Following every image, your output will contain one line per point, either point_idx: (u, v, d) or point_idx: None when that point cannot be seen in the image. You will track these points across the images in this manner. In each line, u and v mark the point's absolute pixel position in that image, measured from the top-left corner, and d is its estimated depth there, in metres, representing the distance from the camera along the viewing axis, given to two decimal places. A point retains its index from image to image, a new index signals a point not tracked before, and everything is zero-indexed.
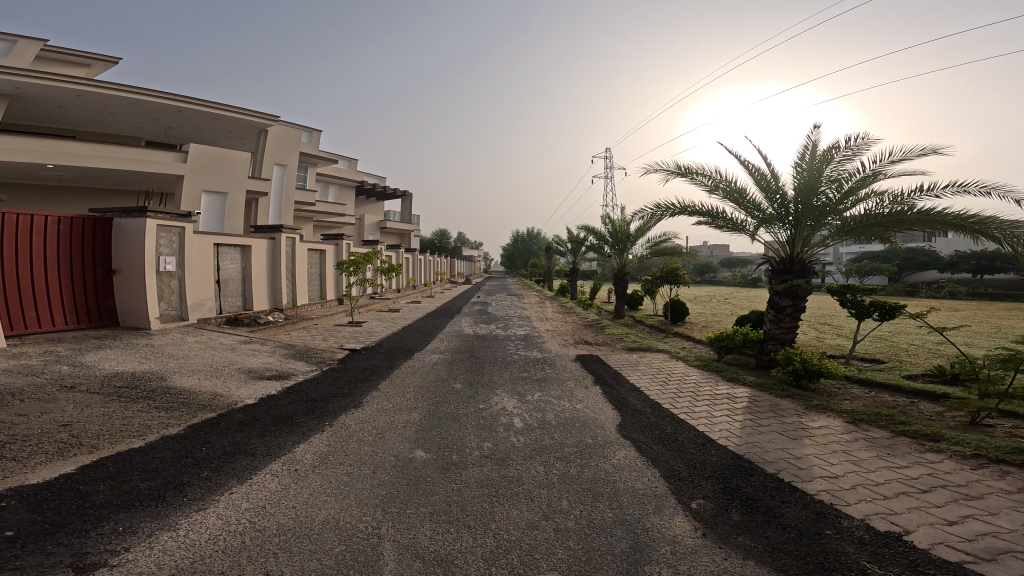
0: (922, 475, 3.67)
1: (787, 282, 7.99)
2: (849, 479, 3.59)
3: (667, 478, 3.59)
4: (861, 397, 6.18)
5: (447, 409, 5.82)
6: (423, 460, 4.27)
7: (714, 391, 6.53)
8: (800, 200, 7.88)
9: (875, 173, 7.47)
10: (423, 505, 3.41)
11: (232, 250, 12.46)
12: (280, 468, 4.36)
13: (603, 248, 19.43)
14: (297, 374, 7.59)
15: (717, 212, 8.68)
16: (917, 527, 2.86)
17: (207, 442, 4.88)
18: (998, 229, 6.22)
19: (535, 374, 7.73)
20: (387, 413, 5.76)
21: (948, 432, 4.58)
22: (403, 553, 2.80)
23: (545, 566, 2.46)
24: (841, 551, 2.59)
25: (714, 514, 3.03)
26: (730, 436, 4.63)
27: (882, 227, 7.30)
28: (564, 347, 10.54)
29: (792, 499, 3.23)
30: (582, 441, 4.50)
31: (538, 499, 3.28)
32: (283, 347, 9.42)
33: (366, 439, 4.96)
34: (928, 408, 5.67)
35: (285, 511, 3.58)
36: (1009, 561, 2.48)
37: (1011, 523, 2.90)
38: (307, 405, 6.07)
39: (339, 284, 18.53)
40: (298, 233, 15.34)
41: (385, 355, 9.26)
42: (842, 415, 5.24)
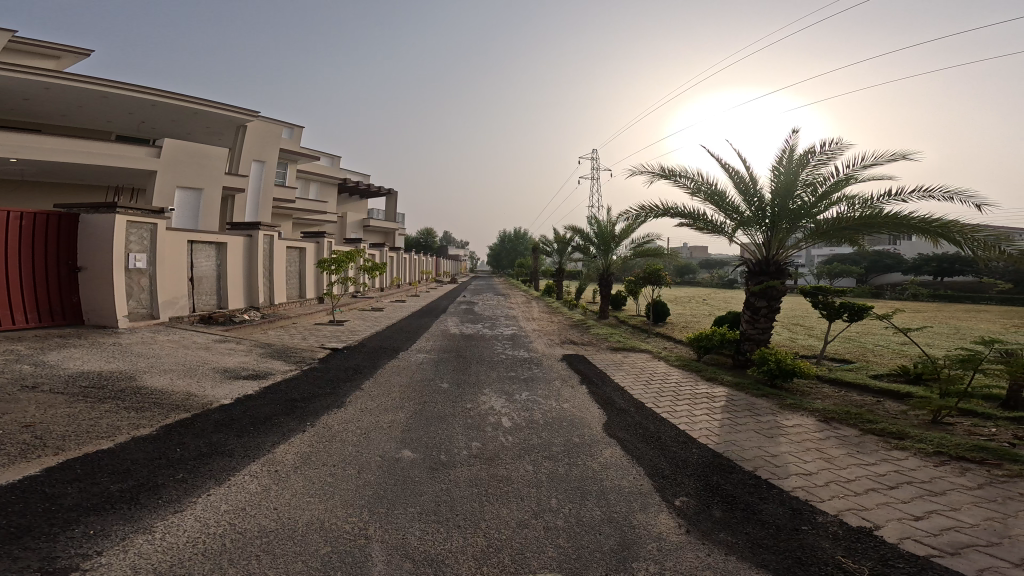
0: (890, 472, 3.90)
1: (763, 283, 8.27)
2: (822, 476, 3.79)
3: (651, 475, 3.72)
4: (832, 397, 6.49)
5: (433, 408, 5.82)
6: (411, 460, 4.28)
7: (694, 390, 6.74)
8: (776, 202, 8.14)
9: (848, 177, 7.73)
10: (412, 504, 3.43)
11: (207, 247, 12.03)
12: (261, 469, 4.31)
13: (588, 248, 19.63)
14: (275, 373, 7.44)
15: (698, 214, 8.88)
16: (886, 522, 3.05)
17: (182, 442, 4.76)
18: (959, 232, 6.51)
19: (522, 373, 7.82)
20: (373, 412, 5.74)
21: (912, 430, 4.85)
22: (392, 553, 2.83)
23: (538, 564, 2.52)
24: (817, 546, 2.74)
25: (698, 510, 3.15)
26: (711, 434, 4.79)
27: (852, 229, 7.57)
28: (550, 347, 10.61)
29: (770, 496, 3.40)
30: (569, 440, 4.59)
31: (528, 498, 3.34)
32: (260, 347, 9.19)
33: (350, 439, 4.93)
34: (893, 407, 5.99)
35: (267, 512, 3.55)
36: (971, 554, 2.68)
37: (971, 518, 3.12)
38: (287, 405, 5.97)
39: (319, 283, 18.15)
40: (277, 230, 14.83)
41: (369, 355, 9.16)
42: (815, 414, 5.50)
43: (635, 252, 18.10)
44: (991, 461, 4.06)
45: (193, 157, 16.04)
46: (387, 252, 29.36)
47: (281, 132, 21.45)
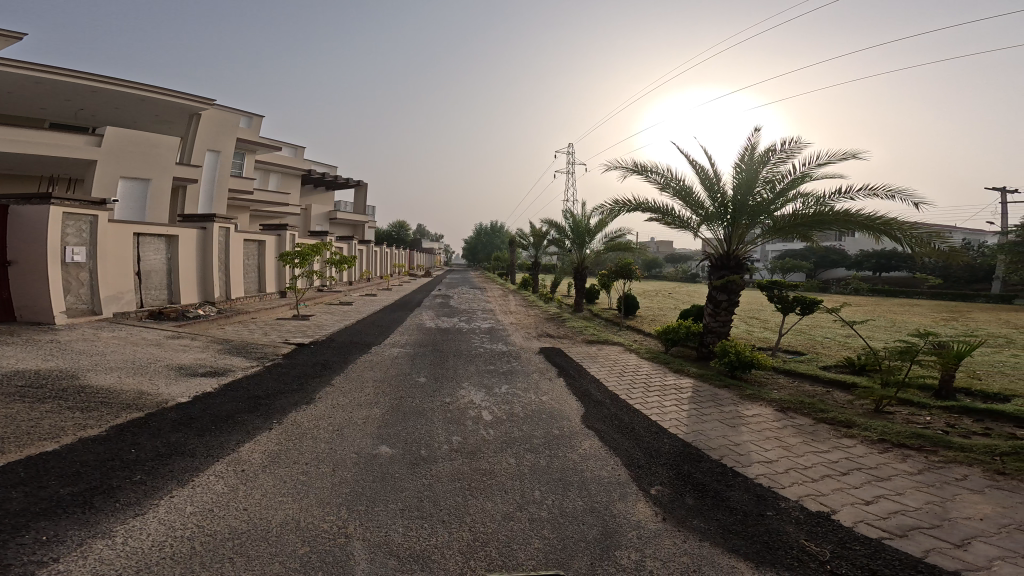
0: (841, 458, 4.19)
1: (724, 277, 8.60)
2: (782, 464, 4.04)
3: (628, 465, 3.91)
4: (786, 387, 6.89)
5: (409, 403, 5.80)
6: (389, 456, 4.28)
7: (663, 381, 7.08)
8: (737, 197, 8.46)
9: (804, 175, 8.12)
10: (393, 501, 3.47)
11: (156, 240, 11.22)
12: (226, 469, 4.18)
13: (563, 241, 19.78)
14: (236, 370, 7.12)
15: (667, 209, 9.11)
16: (841, 507, 3.28)
17: (136, 442, 4.52)
18: (900, 230, 6.99)
19: (501, 366, 7.90)
20: (346, 408, 5.66)
21: (859, 419, 5.21)
22: (375, 551, 2.87)
23: (524, 556, 2.63)
24: (782, 530, 2.92)
25: (672, 499, 3.33)
26: (680, 425, 5.05)
27: (806, 226, 7.99)
28: (528, 341, 10.71)
29: (735, 482, 3.63)
30: (549, 432, 4.72)
31: (512, 491, 3.45)
32: (217, 343, 8.73)
33: (323, 435, 4.89)
34: (841, 396, 6.37)
35: (237, 513, 3.47)
36: (916, 535, 2.90)
37: (914, 502, 3.37)
38: (251, 403, 5.75)
39: (281, 276, 17.33)
40: (234, 222, 13.83)
41: (338, 350, 8.91)
42: (773, 404, 5.85)
43: (608, 246, 18.41)
44: (927, 448, 4.39)
45: (140, 148, 14.83)
46: (356, 244, 28.37)
47: (236, 121, 20.33)
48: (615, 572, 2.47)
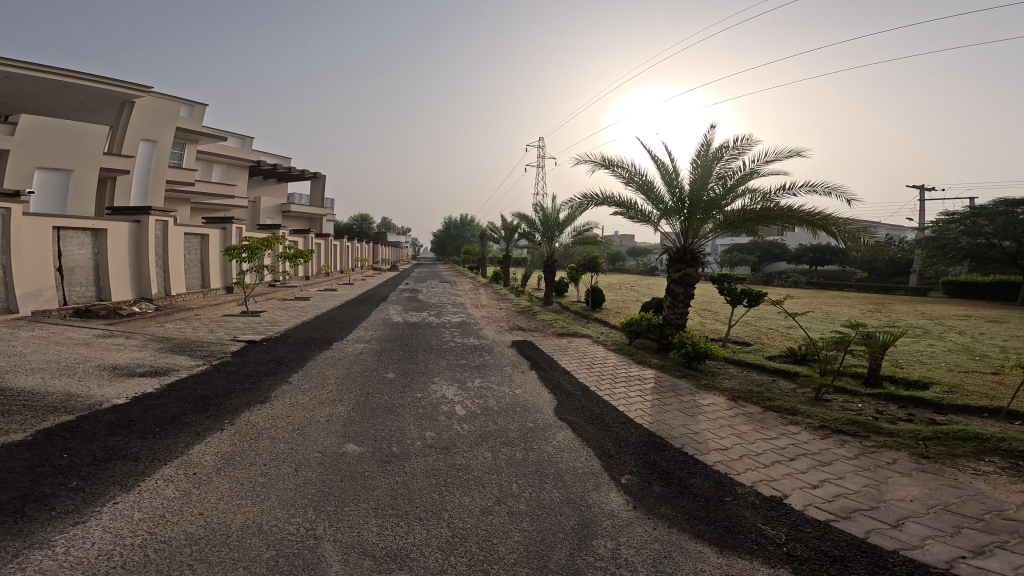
0: (788, 444, 4.32)
1: (681, 270, 8.89)
2: (737, 451, 4.20)
3: (600, 456, 4.10)
4: (737, 375, 7.24)
5: (377, 401, 5.73)
6: (357, 454, 4.31)
7: (628, 372, 7.38)
8: (692, 191, 8.74)
9: (752, 171, 8.53)
10: (365, 501, 3.49)
11: (79, 234, 10.32)
12: (175, 473, 3.96)
13: (533, 235, 19.97)
14: (179, 369, 6.64)
15: (630, 203, 9.33)
16: (792, 491, 3.39)
17: (68, 447, 4.16)
18: (835, 226, 7.55)
19: (473, 361, 7.91)
20: (305, 407, 5.52)
21: (802, 406, 5.40)
22: (348, 552, 2.86)
23: (505, 549, 2.75)
24: (739, 515, 3.04)
25: (641, 488, 3.49)
26: (645, 415, 5.30)
27: (753, 220, 8.43)
28: (500, 334, 10.76)
29: (697, 470, 3.79)
30: (524, 425, 4.86)
31: (489, 485, 3.57)
32: (157, 341, 8.12)
33: (281, 435, 4.77)
34: (785, 385, 6.66)
35: (191, 518, 3.30)
36: (860, 517, 3.01)
37: (855, 485, 3.49)
38: (198, 404, 5.46)
39: (228, 273, 16.11)
40: (173, 215, 12.89)
41: (296, 347, 8.53)
42: (725, 393, 6.10)
43: (576, 240, 18.70)
44: (861, 433, 4.54)
45: (60, 137, 13.82)
46: (312, 236, 26.98)
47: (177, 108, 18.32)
48: (593, 560, 2.59)
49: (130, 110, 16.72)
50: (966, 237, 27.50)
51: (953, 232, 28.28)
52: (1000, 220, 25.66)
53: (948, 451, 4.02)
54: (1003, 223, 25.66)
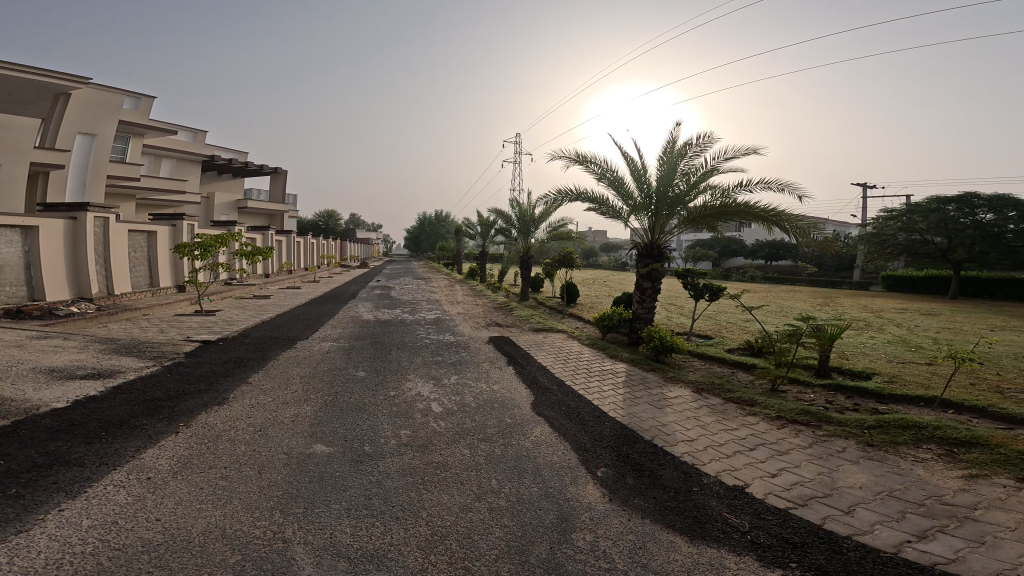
0: (748, 435, 4.56)
1: (649, 265, 9.08)
2: (702, 442, 4.42)
3: (576, 449, 4.23)
4: (701, 368, 7.52)
5: (346, 400, 5.62)
6: (326, 454, 4.25)
7: (602, 366, 7.58)
8: (657, 189, 9.08)
9: (714, 168, 8.81)
10: (337, 501, 3.45)
11: (5, 230, 9.51)
12: (127, 478, 3.76)
13: (510, 231, 20.03)
14: (126, 371, 6.24)
15: (601, 199, 9.45)
16: (752, 480, 3.59)
17: (3, 454, 3.86)
18: (788, 222, 7.96)
19: (450, 357, 7.87)
20: (268, 408, 5.36)
21: (759, 397, 5.70)
22: (320, 554, 2.84)
23: (486, 546, 2.83)
24: (706, 504, 3.21)
25: (615, 480, 3.63)
26: (617, 408, 5.47)
27: (714, 216, 8.74)
28: (476, 330, 10.74)
29: (667, 461, 3.98)
30: (502, 421, 4.93)
31: (467, 482, 3.63)
32: (101, 342, 7.58)
33: (242, 437, 4.61)
34: (744, 376, 6.98)
35: (148, 524, 3.16)
36: (814, 503, 3.20)
37: (809, 473, 3.70)
38: (149, 406, 5.17)
39: (179, 271, 15.21)
40: (115, 212, 12.18)
41: (256, 347, 8.17)
42: (690, 385, 6.38)
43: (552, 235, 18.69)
44: (814, 423, 4.79)
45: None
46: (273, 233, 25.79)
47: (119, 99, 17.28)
48: (573, 553, 2.69)
49: (66, 102, 15.62)
50: (902, 233, 29.38)
51: (890, 228, 30.24)
52: (933, 218, 27.68)
53: (889, 439, 4.26)
54: (936, 219, 27.62)
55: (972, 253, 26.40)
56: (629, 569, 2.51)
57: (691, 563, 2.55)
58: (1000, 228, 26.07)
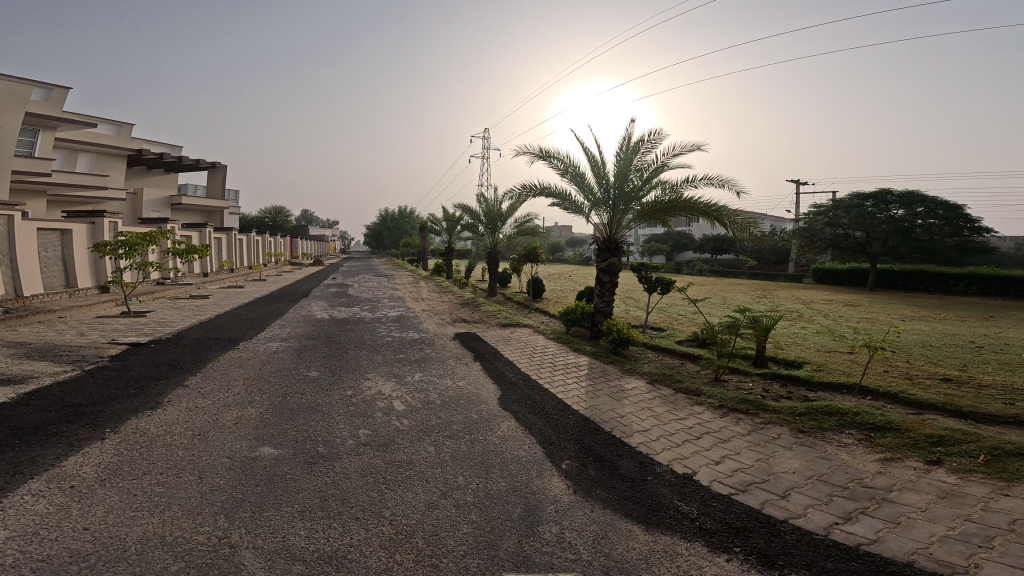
0: (695, 424, 4.89)
1: (607, 260, 9.28)
2: (656, 432, 4.69)
3: (541, 443, 4.36)
4: (654, 360, 7.87)
5: (296, 400, 5.44)
6: (275, 457, 4.11)
7: (566, 360, 7.76)
8: (615, 184, 9.37)
9: (664, 164, 9.08)
10: (288, 504, 3.38)
11: None
12: (46, 487, 3.47)
13: (477, 226, 19.86)
14: (42, 375, 5.68)
15: (565, 194, 9.50)
16: (700, 469, 3.86)
17: None
18: (727, 217, 8.38)
19: (414, 355, 7.77)
20: (208, 411, 5.08)
21: (705, 387, 6.08)
22: (273, 557, 2.78)
23: (453, 542, 2.89)
24: (660, 493, 3.43)
25: (579, 472, 3.79)
26: (580, 401, 5.67)
27: (663, 211, 9.04)
28: (442, 327, 10.63)
29: (625, 451, 4.20)
30: (468, 417, 4.97)
31: (433, 479, 3.67)
32: (9, 346, 6.83)
33: (181, 441, 4.36)
34: (692, 366, 7.39)
35: (75, 534, 2.96)
36: (754, 489, 3.50)
37: (749, 459, 4.04)
38: (70, 412, 4.76)
39: (101, 271, 13.90)
40: (18, 209, 11.06)
41: (194, 349, 7.63)
42: (644, 376, 6.70)
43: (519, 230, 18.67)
44: (752, 410, 5.21)
45: None
46: (212, 232, 24.05)
47: (26, 92, 16.25)
48: (540, 545, 2.81)
49: None
50: (828, 228, 31.64)
51: (819, 223, 32.42)
52: (854, 213, 30.15)
53: (818, 425, 4.71)
54: (856, 215, 30.05)
55: (886, 246, 29.11)
56: (593, 558, 2.66)
57: (647, 551, 2.73)
58: (910, 222, 28.80)
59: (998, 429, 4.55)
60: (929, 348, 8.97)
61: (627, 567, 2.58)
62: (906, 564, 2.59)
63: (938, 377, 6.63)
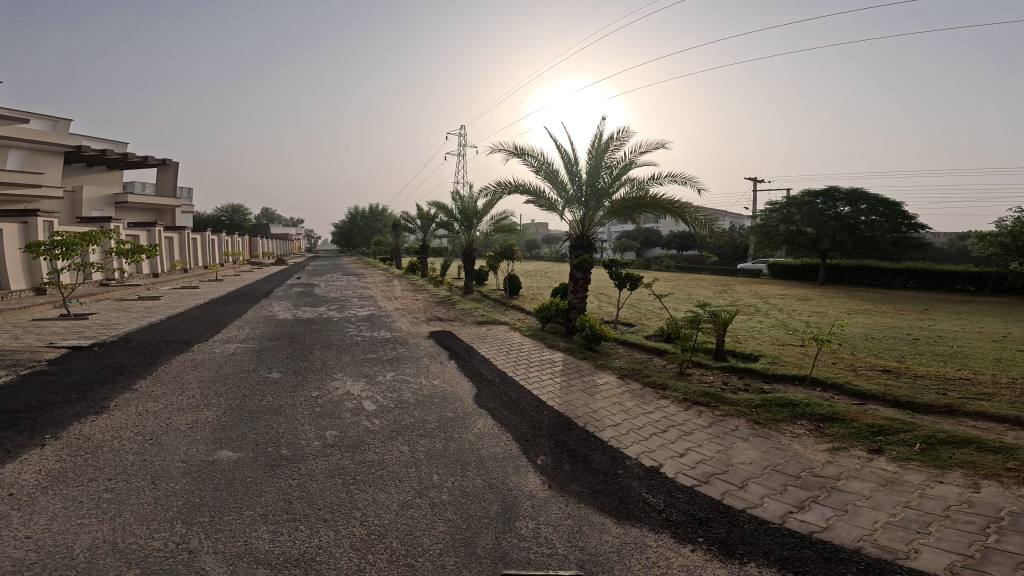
0: (662, 418, 5.10)
1: (580, 257, 9.38)
2: (626, 426, 4.86)
3: (518, 439, 4.43)
4: (625, 355, 8.08)
5: (256, 403, 5.26)
6: (235, 460, 3.98)
7: (540, 357, 7.86)
8: (588, 182, 9.45)
9: (632, 162, 9.23)
10: (251, 507, 3.29)
11: None
12: None
13: (452, 224, 19.56)
14: None
15: (539, 192, 9.50)
16: (667, 461, 4.05)
17: None
18: (691, 215, 8.65)
19: (385, 354, 7.64)
20: (162, 414, 4.85)
21: (671, 381, 6.34)
22: (236, 562, 2.72)
23: (427, 541, 2.91)
24: (630, 486, 3.58)
25: (554, 467, 3.89)
26: (554, 397, 5.78)
27: (631, 209, 9.23)
28: (415, 326, 10.48)
29: (598, 446, 4.34)
30: (443, 416, 4.98)
31: (407, 479, 3.67)
32: None
33: (133, 446, 4.15)
34: (659, 361, 7.64)
35: (15, 544, 2.80)
36: (715, 480, 3.72)
37: (711, 451, 4.27)
38: (5, 419, 4.44)
39: (35, 272, 12.83)
40: None
41: (143, 351, 7.20)
42: (615, 371, 6.90)
43: (495, 228, 18.54)
44: (712, 403, 5.50)
45: None
46: (161, 232, 22.36)
47: None
48: (516, 541, 2.89)
49: None
50: (782, 225, 33.16)
51: (774, 220, 33.71)
52: (806, 210, 31.75)
53: (773, 417, 5.03)
54: (808, 211, 31.60)
55: (835, 243, 30.86)
56: (567, 552, 2.77)
57: (619, 544, 2.86)
58: (854, 219, 30.62)
59: (932, 418, 5.00)
60: (871, 340, 9.66)
61: (600, 560, 2.70)
62: (855, 549, 2.82)
63: (880, 369, 7.17)
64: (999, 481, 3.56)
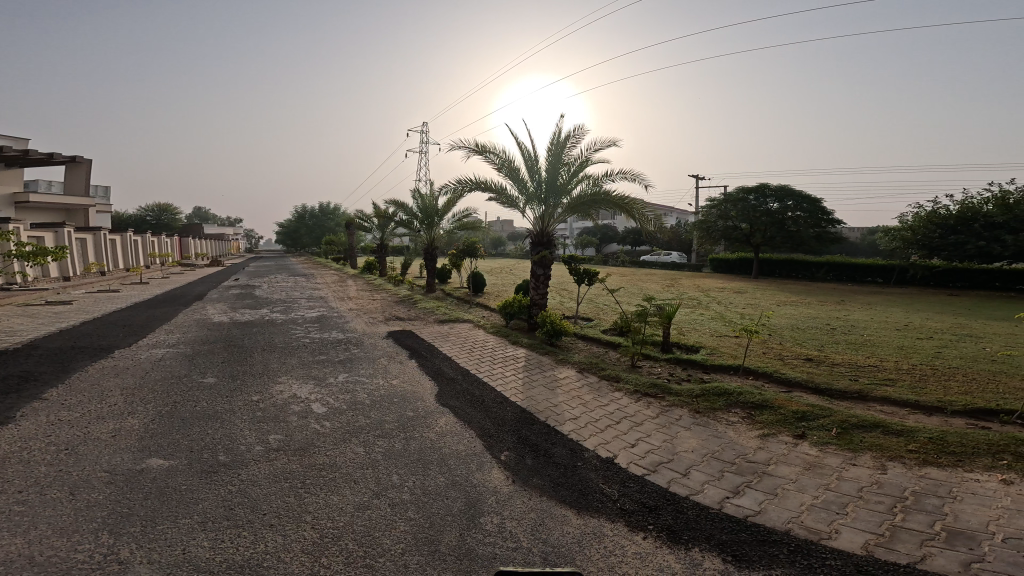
0: (616, 410, 5.36)
1: (540, 254, 9.47)
2: (583, 419, 5.06)
3: (481, 436, 4.49)
4: (583, 349, 8.32)
5: (189, 408, 4.91)
6: (166, 468, 3.72)
7: (504, 353, 7.92)
8: (546, 179, 9.49)
9: (587, 159, 9.36)
10: (186, 515, 3.11)
11: None
12: None
13: (412, 222, 19.03)
14: None
15: (501, 189, 9.40)
16: (620, 452, 4.28)
17: None
18: (642, 212, 8.98)
19: (338, 356, 7.36)
20: (77, 423, 4.41)
21: (624, 374, 6.63)
22: (173, 571, 2.59)
23: (387, 541, 2.91)
24: (588, 478, 3.76)
25: (516, 462, 4.00)
26: (517, 392, 5.88)
27: (587, 205, 9.40)
28: (372, 326, 10.16)
29: (558, 439, 4.50)
30: (402, 415, 4.91)
31: (363, 480, 3.62)
32: None
33: (44, 456, 3.76)
34: (613, 354, 7.95)
35: None
36: (663, 469, 3.99)
37: (658, 441, 4.56)
38: None
39: None
40: None
41: (51, 358, 6.45)
42: (574, 365, 7.12)
43: (457, 225, 18.18)
44: (659, 394, 5.84)
45: None
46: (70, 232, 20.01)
47: None
48: (481, 536, 2.96)
49: None
50: (720, 221, 35.14)
51: (712, 216, 35.74)
52: (742, 207, 33.76)
53: (710, 406, 5.45)
54: (742, 208, 33.72)
55: (767, 238, 33.21)
56: (532, 545, 2.88)
57: (580, 534, 3.02)
58: (782, 215, 32.86)
59: (846, 404, 5.64)
60: (796, 330, 10.61)
61: (562, 551, 2.83)
62: (785, 531, 3.16)
63: (804, 357, 7.93)
64: (902, 462, 4.10)
